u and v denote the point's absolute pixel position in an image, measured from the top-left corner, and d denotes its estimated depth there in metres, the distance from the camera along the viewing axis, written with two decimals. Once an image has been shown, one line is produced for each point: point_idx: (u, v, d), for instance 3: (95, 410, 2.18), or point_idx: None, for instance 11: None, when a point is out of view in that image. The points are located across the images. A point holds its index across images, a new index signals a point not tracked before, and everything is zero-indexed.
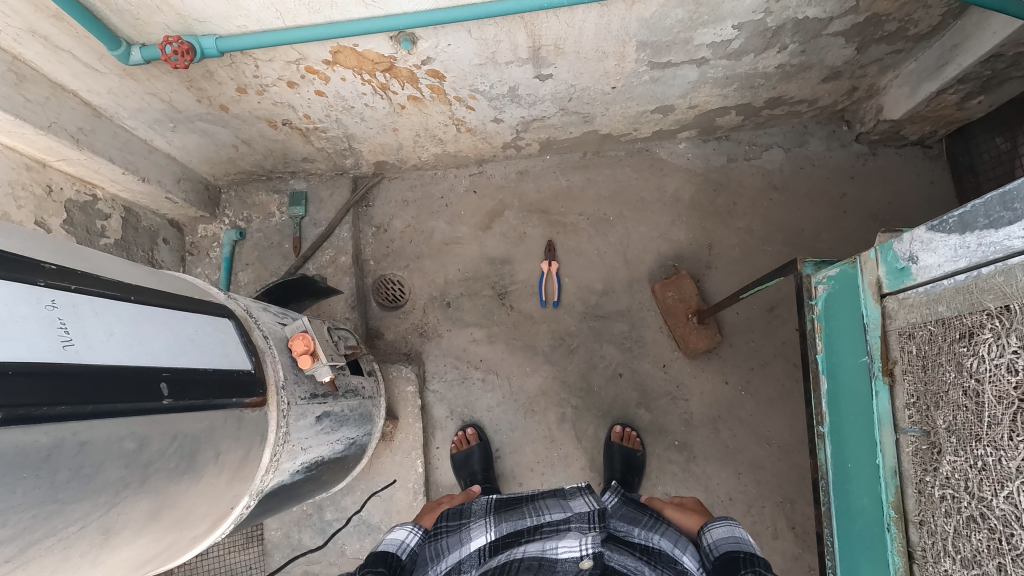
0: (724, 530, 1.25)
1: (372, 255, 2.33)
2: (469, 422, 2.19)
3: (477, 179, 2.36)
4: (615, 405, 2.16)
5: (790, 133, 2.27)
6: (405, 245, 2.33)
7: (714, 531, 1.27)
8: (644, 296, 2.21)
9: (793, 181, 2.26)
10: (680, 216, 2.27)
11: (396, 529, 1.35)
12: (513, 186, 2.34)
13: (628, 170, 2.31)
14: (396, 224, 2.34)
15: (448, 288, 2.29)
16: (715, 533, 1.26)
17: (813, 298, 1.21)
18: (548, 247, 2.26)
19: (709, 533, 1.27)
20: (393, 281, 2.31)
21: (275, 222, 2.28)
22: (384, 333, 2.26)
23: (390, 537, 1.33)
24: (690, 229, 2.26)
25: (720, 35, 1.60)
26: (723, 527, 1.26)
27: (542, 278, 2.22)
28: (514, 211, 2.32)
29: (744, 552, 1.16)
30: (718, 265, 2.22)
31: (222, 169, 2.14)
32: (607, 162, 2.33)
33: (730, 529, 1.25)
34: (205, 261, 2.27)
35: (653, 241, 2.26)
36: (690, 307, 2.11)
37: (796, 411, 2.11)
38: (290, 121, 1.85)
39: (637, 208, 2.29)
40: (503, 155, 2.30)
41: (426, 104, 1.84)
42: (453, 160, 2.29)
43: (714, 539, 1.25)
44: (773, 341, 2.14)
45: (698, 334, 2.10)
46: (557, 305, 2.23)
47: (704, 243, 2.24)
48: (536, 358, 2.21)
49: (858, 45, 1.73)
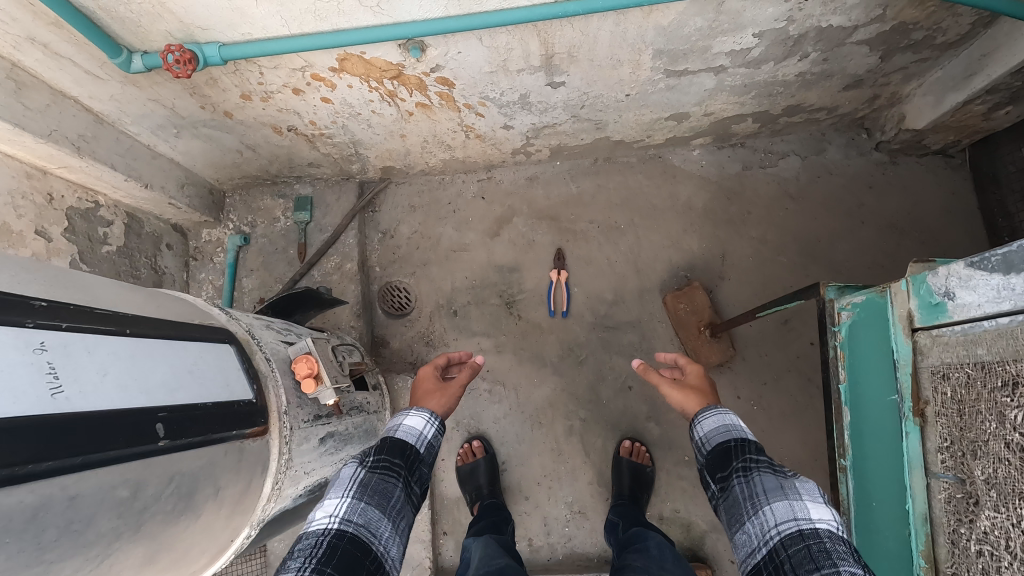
0: (718, 425, 1.37)
1: (378, 261, 2.29)
2: (475, 434, 2.14)
3: (485, 185, 2.31)
4: (624, 418, 2.11)
5: (808, 140, 2.21)
6: (412, 251, 2.29)
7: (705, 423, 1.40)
8: (655, 306, 2.17)
9: (810, 190, 2.20)
10: (693, 225, 2.22)
11: (418, 422, 1.39)
12: (522, 192, 2.29)
13: (640, 177, 2.26)
14: (403, 230, 2.30)
15: (455, 296, 2.25)
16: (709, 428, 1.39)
17: (835, 324, 1.16)
18: (558, 255, 2.21)
19: (701, 426, 1.39)
20: (399, 288, 2.27)
21: (280, 227, 2.24)
22: (390, 341, 2.23)
23: (407, 424, 1.38)
24: (703, 238, 2.20)
25: (740, 43, 1.54)
26: (717, 422, 1.38)
27: (551, 287, 2.18)
28: (523, 217, 2.28)
29: (737, 442, 1.28)
30: (730, 276, 2.17)
31: (227, 173, 2.10)
32: (619, 168, 2.27)
33: (720, 419, 1.37)
34: (209, 266, 2.23)
35: (665, 250, 2.21)
36: (702, 319, 2.06)
37: (809, 426, 2.06)
38: (295, 127, 1.81)
39: (648, 216, 2.23)
40: (512, 160, 2.25)
41: (435, 111, 1.80)
42: (461, 165, 2.24)
43: (709, 430, 1.36)
44: (786, 355, 2.10)
45: (710, 349, 2.05)
46: (566, 314, 2.19)
47: (717, 252, 2.19)
48: (544, 369, 2.17)
49: (882, 53, 1.67)
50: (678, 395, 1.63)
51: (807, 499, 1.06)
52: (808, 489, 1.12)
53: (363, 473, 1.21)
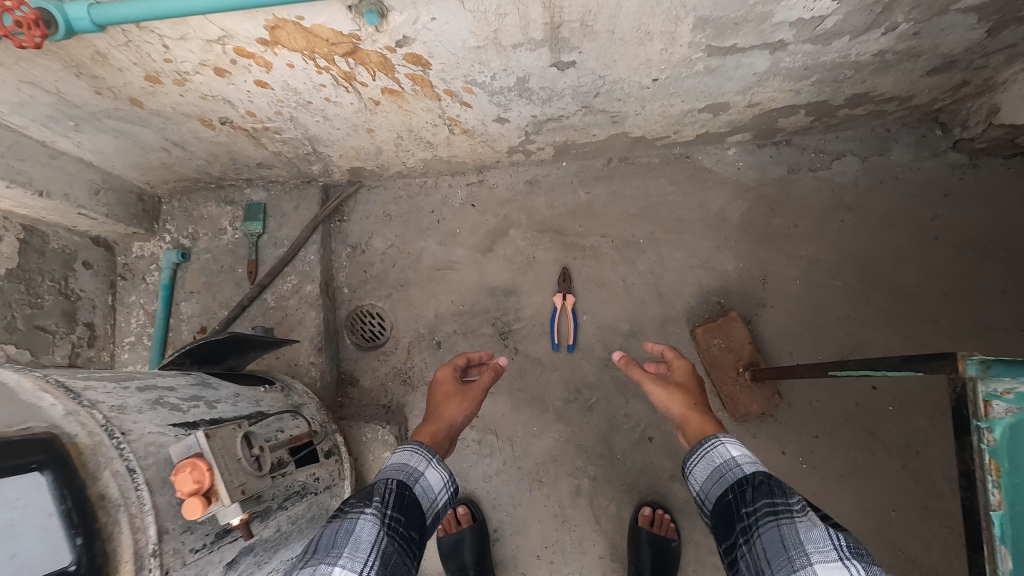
0: (711, 469, 1.28)
1: (347, 282, 1.91)
2: (461, 495, 1.77)
3: (475, 190, 1.92)
4: (643, 478, 1.74)
5: (868, 138, 1.81)
6: (387, 269, 1.91)
7: (697, 468, 1.32)
8: (681, 340, 1.78)
9: (869, 199, 1.80)
10: (727, 240, 1.83)
11: (439, 485, 1.27)
12: (520, 199, 1.90)
13: (662, 181, 1.87)
14: (376, 244, 1.92)
15: (438, 325, 1.87)
16: (704, 475, 1.29)
17: (982, 419, 0.77)
18: (563, 276, 1.82)
19: (693, 476, 1.32)
20: (372, 314, 1.89)
21: (227, 240, 1.85)
22: (361, 379, 1.87)
23: (424, 481, 1.25)
24: (739, 257, 1.81)
25: (812, 9, 1.14)
26: (708, 465, 1.28)
27: (555, 314, 1.79)
28: (521, 230, 1.89)
29: (733, 493, 1.19)
30: (773, 304, 1.78)
31: (157, 175, 1.71)
32: (638, 171, 1.88)
33: (711, 462, 1.29)
34: (140, 288, 1.84)
35: (693, 272, 1.82)
36: (741, 358, 1.68)
37: (870, 490, 1.68)
38: (229, 120, 1.42)
39: (673, 229, 1.84)
40: (508, 161, 1.86)
41: (407, 100, 1.41)
42: (446, 166, 1.85)
43: (705, 480, 1.29)
44: (842, 401, 1.71)
45: (751, 394, 1.66)
46: (572, 349, 1.79)
47: (756, 274, 1.80)
48: (545, 415, 1.78)
49: (991, 25, 1.27)
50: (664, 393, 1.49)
51: (815, 565, 0.95)
52: (811, 537, 1.00)
53: (386, 538, 1.07)
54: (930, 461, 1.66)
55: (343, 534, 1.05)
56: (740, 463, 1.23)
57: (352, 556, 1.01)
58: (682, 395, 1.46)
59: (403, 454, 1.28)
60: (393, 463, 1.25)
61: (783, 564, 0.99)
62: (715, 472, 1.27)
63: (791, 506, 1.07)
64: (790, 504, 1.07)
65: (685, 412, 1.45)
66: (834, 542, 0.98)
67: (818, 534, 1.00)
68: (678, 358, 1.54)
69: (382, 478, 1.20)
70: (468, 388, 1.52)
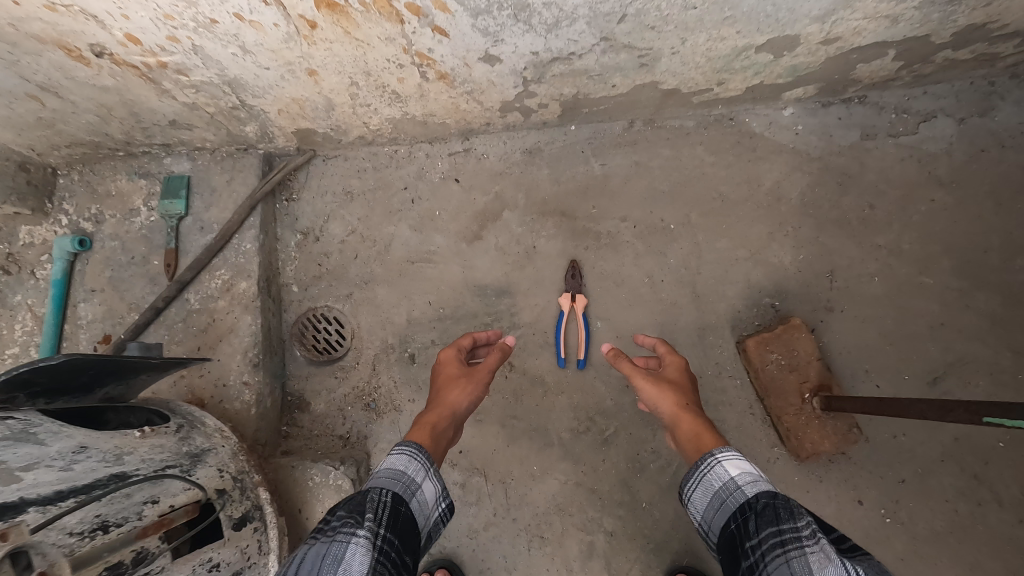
0: (709, 493, 0.97)
1: (298, 278, 1.51)
2: (440, 552, 1.38)
3: (460, 161, 1.51)
4: (674, 533, 1.34)
5: (967, 94, 1.40)
6: (347, 262, 1.51)
7: (695, 492, 1.01)
8: (724, 354, 1.38)
9: (968, 172, 1.39)
10: (783, 226, 1.42)
11: (437, 501, 0.97)
12: (517, 172, 1.49)
13: (699, 150, 1.46)
14: (333, 229, 1.51)
15: (413, 333, 1.47)
16: (703, 500, 0.99)
17: None
18: (572, 271, 1.42)
19: (687, 501, 1.02)
20: (328, 319, 1.49)
21: (140, 223, 1.44)
22: (313, 401, 1.46)
23: (421, 494, 0.95)
24: (798, 247, 1.41)
25: None
26: (707, 489, 0.97)
27: (561, 320, 1.39)
28: (518, 212, 1.48)
29: (735, 521, 0.90)
30: (842, 308, 1.38)
31: (39, 137, 1.30)
32: (668, 136, 1.46)
33: (707, 482, 0.98)
34: (27, 284, 1.43)
35: (738, 266, 1.41)
36: (807, 381, 1.27)
37: (974, 553, 1.28)
38: (105, 49, 1.01)
39: (712, 212, 1.44)
40: (500, 123, 1.44)
41: (355, 23, 1.00)
42: (421, 128, 1.43)
43: (698, 505, 0.99)
44: (936, 435, 1.31)
45: (819, 428, 1.26)
46: (584, 365, 1.39)
47: (820, 270, 1.40)
48: (548, 451, 1.38)
49: None
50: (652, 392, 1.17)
51: None
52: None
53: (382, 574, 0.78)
54: None
55: (329, 564, 0.77)
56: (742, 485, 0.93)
57: None
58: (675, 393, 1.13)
59: (398, 455, 0.97)
60: (386, 468, 0.94)
61: None
62: (709, 494, 0.97)
63: (803, 534, 0.80)
64: (799, 529, 0.81)
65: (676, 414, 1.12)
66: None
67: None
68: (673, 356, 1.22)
69: (372, 485, 0.90)
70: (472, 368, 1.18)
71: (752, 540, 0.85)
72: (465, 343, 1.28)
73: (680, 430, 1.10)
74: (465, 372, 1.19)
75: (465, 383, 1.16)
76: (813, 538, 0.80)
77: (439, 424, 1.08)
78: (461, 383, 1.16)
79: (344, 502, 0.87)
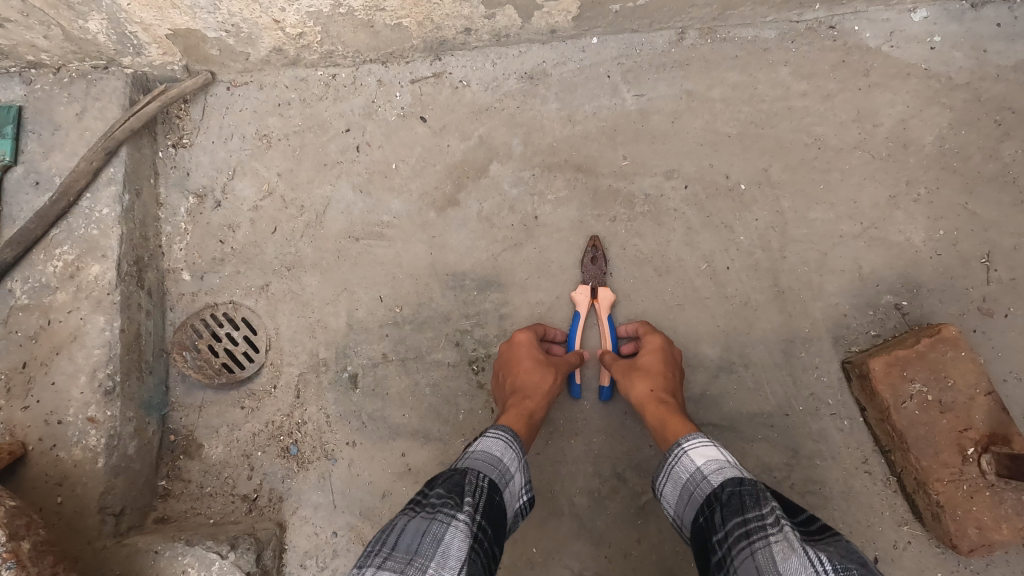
0: (675, 487, 0.70)
1: (189, 261, 1.03)
2: None
3: (427, 89, 1.03)
4: None
5: None
6: (261, 237, 1.03)
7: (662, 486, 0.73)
8: (824, 382, 0.91)
9: None
10: (911, 186, 0.94)
11: (524, 494, 0.73)
12: (510, 105, 1.01)
13: (782, 72, 0.98)
14: (242, 190, 1.03)
15: (354, 344, 1.00)
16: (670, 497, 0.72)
17: None
18: (592, 254, 0.95)
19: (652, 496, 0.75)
20: (230, 322, 1.02)
21: None
22: (206, 443, 0.99)
23: (517, 483, 0.72)
24: (935, 218, 0.93)
25: None
26: (670, 481, 0.71)
27: (574, 327, 0.94)
28: (511, 165, 1.00)
29: (701, 515, 0.65)
30: (1006, 312, 0.90)
31: None
32: (735, 52, 0.98)
33: (672, 472, 0.71)
34: None
35: (844, 246, 0.94)
36: (969, 427, 0.80)
37: None
38: None
39: (803, 164, 0.96)
40: (485, 27, 0.96)
41: None
42: (366, 33, 0.96)
43: (666, 499, 0.72)
44: None
45: (990, 507, 0.78)
46: (609, 397, 0.92)
47: (970, 253, 0.92)
48: (554, 526, 0.91)
49: None
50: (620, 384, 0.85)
51: None
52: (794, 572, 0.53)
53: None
54: None
55: (426, 548, 0.56)
56: (706, 473, 0.67)
57: None
58: (645, 384, 0.82)
59: (492, 436, 0.74)
60: (480, 447, 0.71)
61: None
62: (675, 485, 0.71)
63: (771, 522, 0.57)
64: (765, 516, 0.58)
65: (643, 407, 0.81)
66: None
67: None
68: (654, 335, 0.88)
69: (469, 464, 0.68)
70: (558, 366, 0.86)
71: (718, 536, 0.61)
72: (545, 331, 0.92)
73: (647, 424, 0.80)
74: (549, 364, 0.86)
75: (558, 373, 0.85)
76: (781, 526, 0.57)
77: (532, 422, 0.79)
78: (546, 376, 0.84)
79: (439, 477, 0.66)
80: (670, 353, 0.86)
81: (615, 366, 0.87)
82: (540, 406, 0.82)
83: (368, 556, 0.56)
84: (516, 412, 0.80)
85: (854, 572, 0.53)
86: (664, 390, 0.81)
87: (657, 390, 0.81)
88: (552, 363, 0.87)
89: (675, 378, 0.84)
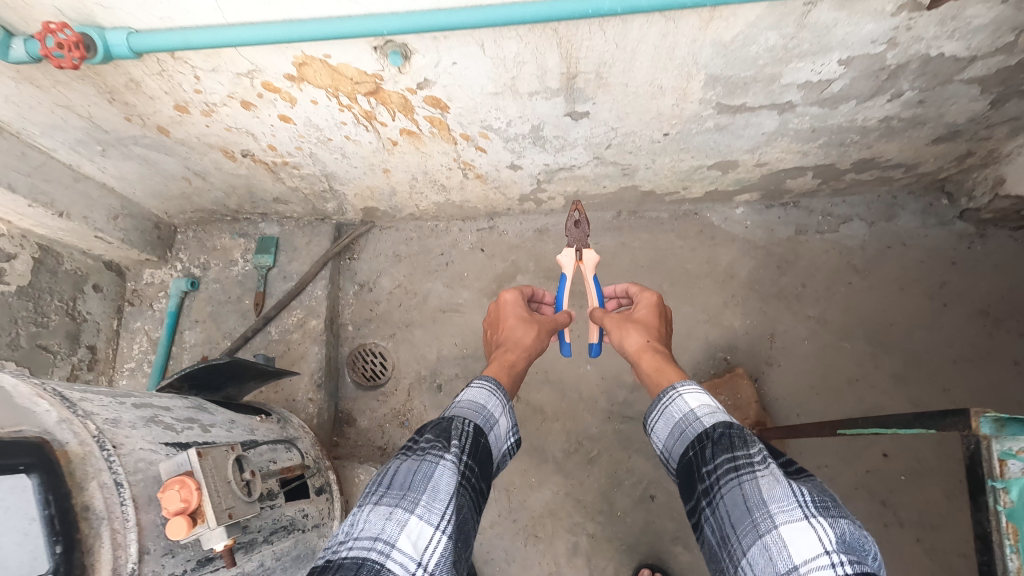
0: (671, 424, 1.10)
1: (352, 319, 1.91)
2: None
3: (485, 235, 1.94)
4: (644, 537, 1.66)
5: (876, 204, 1.83)
6: (392, 308, 1.92)
7: (655, 421, 1.14)
8: None
9: (878, 263, 1.80)
10: (735, 297, 1.82)
11: (509, 437, 1.23)
12: (529, 246, 1.92)
13: (671, 236, 1.88)
14: (384, 282, 1.93)
15: (440, 367, 1.86)
16: (664, 432, 1.12)
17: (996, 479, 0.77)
18: (575, 219, 1.45)
19: (649, 426, 1.15)
20: (374, 353, 1.89)
21: (236, 271, 1.87)
22: (357, 418, 1.83)
23: (504, 430, 1.22)
24: (747, 315, 1.81)
25: (820, 73, 1.18)
26: (670, 419, 1.10)
27: (563, 293, 1.52)
28: (528, 276, 1.89)
29: (695, 450, 1.01)
30: (779, 364, 1.76)
31: (176, 205, 1.75)
32: (647, 225, 1.90)
33: (669, 415, 1.11)
34: (146, 314, 1.85)
35: (699, 327, 1.81)
36: (747, 417, 1.65)
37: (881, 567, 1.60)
38: (250, 152, 1.45)
39: (681, 283, 1.85)
40: (518, 209, 1.89)
41: (424, 142, 1.43)
42: (458, 210, 1.88)
43: (664, 429, 1.11)
44: (852, 467, 1.68)
45: None
46: (599, 352, 1.55)
47: (763, 333, 1.79)
48: (545, 466, 1.74)
49: (994, 97, 1.30)
50: (625, 337, 1.35)
51: (785, 532, 0.81)
52: (778, 498, 0.84)
53: (461, 493, 0.98)
54: (945, 536, 1.60)
55: (416, 484, 0.94)
56: (700, 416, 1.05)
57: (430, 507, 0.92)
58: (640, 334, 1.33)
59: (478, 386, 1.23)
60: (468, 400, 1.18)
61: (751, 535, 0.85)
62: (676, 424, 1.09)
63: (756, 461, 0.91)
64: (752, 456, 0.92)
65: (640, 349, 1.31)
66: (807, 504, 0.83)
67: (796, 505, 0.83)
68: (643, 295, 1.44)
69: (455, 416, 1.11)
70: (535, 321, 1.46)
71: (710, 465, 0.96)
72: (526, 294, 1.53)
73: (640, 364, 1.30)
74: (526, 318, 1.46)
75: (536, 326, 1.44)
76: (764, 464, 0.90)
77: (515, 361, 1.38)
78: (527, 327, 1.44)
79: (431, 427, 1.06)
80: (654, 313, 1.40)
81: (608, 320, 1.42)
82: (518, 355, 1.39)
83: (372, 491, 0.94)
84: (503, 361, 1.37)
85: (822, 501, 0.84)
86: (658, 340, 1.32)
87: (650, 340, 1.31)
88: (530, 318, 1.46)
89: (659, 325, 1.38)
